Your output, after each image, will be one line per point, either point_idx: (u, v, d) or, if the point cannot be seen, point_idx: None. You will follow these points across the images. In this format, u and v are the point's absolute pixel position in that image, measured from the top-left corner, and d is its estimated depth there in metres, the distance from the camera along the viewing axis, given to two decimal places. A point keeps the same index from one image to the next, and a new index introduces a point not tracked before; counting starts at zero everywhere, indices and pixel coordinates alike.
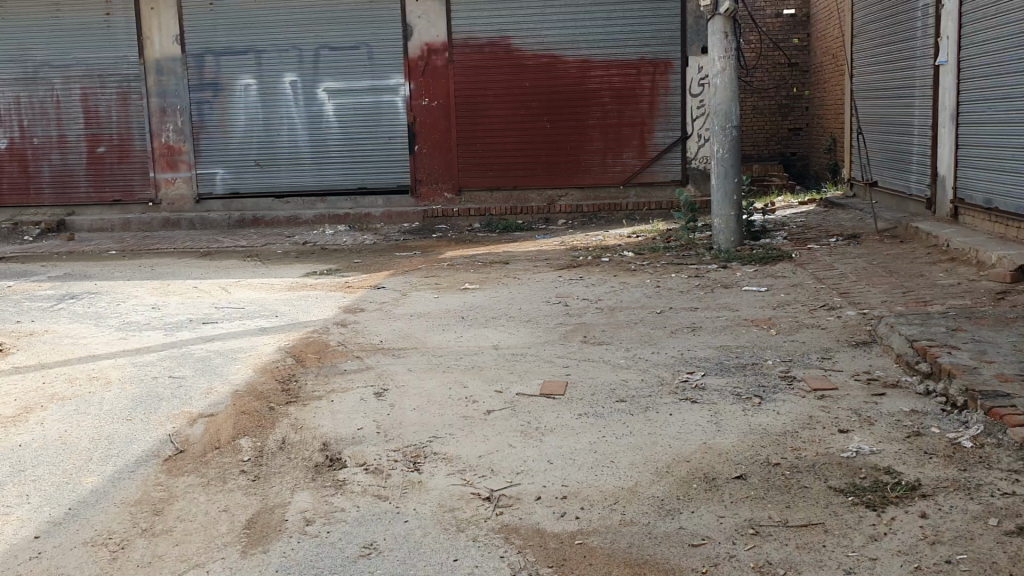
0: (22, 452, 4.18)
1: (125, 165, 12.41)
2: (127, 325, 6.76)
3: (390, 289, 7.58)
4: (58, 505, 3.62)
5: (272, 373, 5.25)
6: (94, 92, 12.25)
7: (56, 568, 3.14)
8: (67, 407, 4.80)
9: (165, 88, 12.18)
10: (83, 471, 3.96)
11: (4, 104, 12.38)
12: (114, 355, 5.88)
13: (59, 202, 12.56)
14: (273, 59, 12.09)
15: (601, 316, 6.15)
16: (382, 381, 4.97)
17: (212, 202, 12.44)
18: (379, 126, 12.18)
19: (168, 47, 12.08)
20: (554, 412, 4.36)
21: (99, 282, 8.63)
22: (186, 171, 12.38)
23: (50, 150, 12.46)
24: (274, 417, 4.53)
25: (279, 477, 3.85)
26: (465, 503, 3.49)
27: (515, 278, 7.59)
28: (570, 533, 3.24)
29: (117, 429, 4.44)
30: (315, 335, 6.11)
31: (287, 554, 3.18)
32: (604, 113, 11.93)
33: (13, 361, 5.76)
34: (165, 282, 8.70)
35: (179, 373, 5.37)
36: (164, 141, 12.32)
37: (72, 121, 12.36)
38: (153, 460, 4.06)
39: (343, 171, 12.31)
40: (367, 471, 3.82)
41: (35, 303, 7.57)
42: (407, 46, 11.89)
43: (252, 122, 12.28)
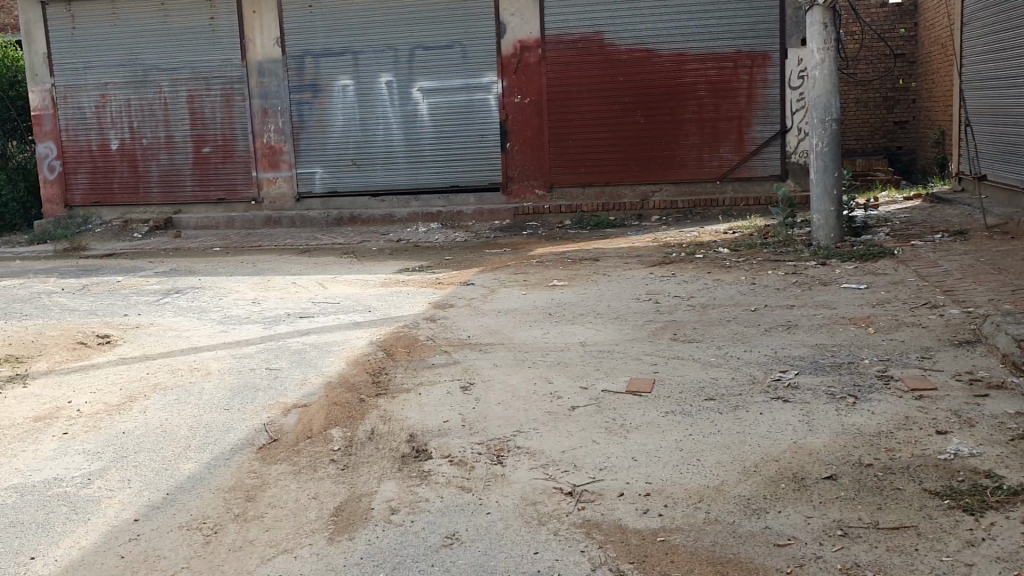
0: (125, 439, 4.36)
1: (228, 165, 12.83)
2: (227, 319, 6.99)
3: (479, 285, 7.63)
4: (157, 490, 3.77)
5: (364, 366, 5.35)
6: (200, 94, 12.70)
7: (153, 550, 3.26)
8: (168, 397, 4.99)
9: (267, 89, 12.54)
10: (182, 458, 4.11)
11: (117, 107, 12.94)
12: (215, 347, 6.08)
13: (166, 201, 13.08)
14: (369, 58, 12.31)
15: (692, 314, 6.06)
16: (469, 375, 5.01)
17: (311, 201, 12.76)
18: (473, 123, 12.28)
19: (269, 49, 12.44)
20: (641, 409, 4.31)
21: (203, 278, 8.94)
22: (286, 170, 12.73)
23: (159, 150, 12.97)
24: (363, 409, 4.61)
25: (367, 466, 3.92)
26: (547, 497, 3.49)
27: (604, 275, 7.54)
28: (652, 530, 3.21)
29: (214, 418, 4.60)
30: (405, 330, 6.20)
31: (373, 542, 3.23)
32: (700, 107, 11.75)
33: (121, 353, 6.02)
34: (265, 277, 8.96)
35: (275, 366, 5.51)
36: (267, 141, 12.69)
37: (179, 121, 12.84)
38: (248, 448, 4.19)
39: (438, 170, 12.45)
40: (452, 463, 3.86)
41: (142, 298, 7.90)
42: (501, 44, 11.96)
43: (349, 122, 12.54)
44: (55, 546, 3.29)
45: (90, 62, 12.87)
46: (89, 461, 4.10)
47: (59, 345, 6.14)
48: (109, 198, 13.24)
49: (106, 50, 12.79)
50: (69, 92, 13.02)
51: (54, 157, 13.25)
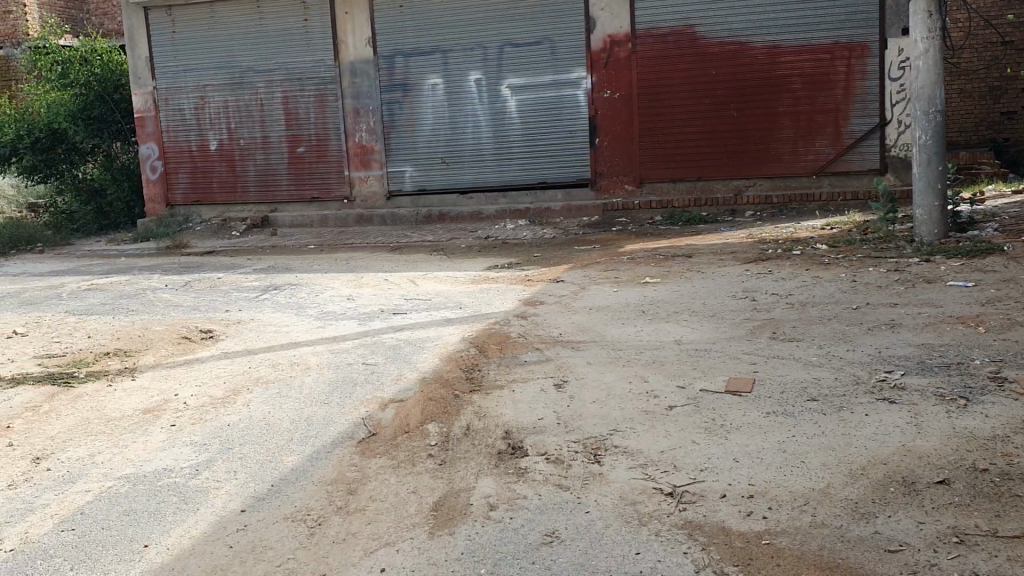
0: (231, 431, 4.48)
1: (322, 164, 13.08)
2: (323, 315, 7.14)
3: (569, 283, 7.60)
4: (262, 481, 3.86)
5: (457, 362, 5.39)
6: (295, 95, 12.98)
7: (261, 541, 3.34)
8: (269, 391, 5.11)
9: (359, 89, 12.75)
10: (285, 450, 4.20)
11: (215, 108, 13.32)
12: (313, 343, 6.20)
13: (262, 200, 13.42)
14: (459, 57, 12.40)
15: (791, 312, 5.93)
16: (562, 372, 5.00)
17: (402, 199, 12.94)
18: (562, 119, 12.25)
19: (361, 49, 12.64)
20: (741, 409, 4.24)
21: (300, 275, 9.14)
22: (378, 169, 12.92)
23: (255, 150, 13.31)
24: (459, 405, 4.64)
25: (465, 462, 3.94)
26: (647, 497, 3.45)
27: (698, 272, 7.43)
28: (756, 533, 3.14)
29: (314, 412, 4.69)
30: (497, 326, 6.22)
31: (473, 537, 3.25)
32: (795, 100, 11.49)
33: (224, 347, 6.19)
34: (359, 274, 9.11)
35: (371, 361, 5.59)
36: (359, 140, 12.90)
37: (274, 122, 13.14)
38: (347, 442, 4.26)
39: (526, 167, 12.46)
40: (548, 461, 3.85)
41: (242, 294, 8.11)
42: (590, 39, 11.91)
43: (439, 120, 12.66)
44: (167, 534, 3.40)
45: (190, 65, 13.29)
46: (197, 452, 4.23)
47: (165, 340, 6.35)
48: (208, 197, 13.64)
49: (205, 53, 13.18)
50: (170, 94, 13.47)
51: (156, 158, 13.72)
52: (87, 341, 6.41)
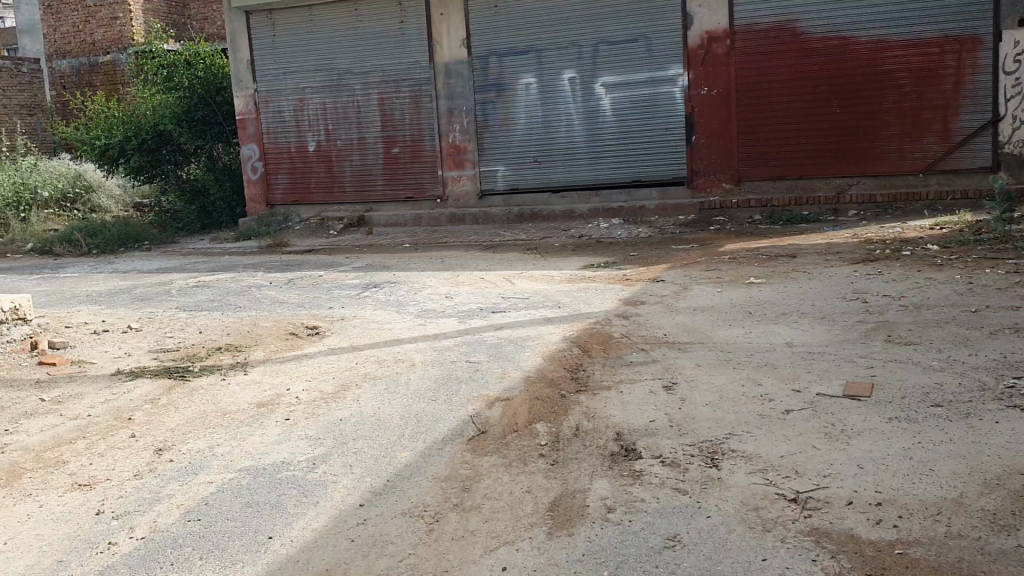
0: (343, 426, 4.55)
1: (416, 164, 13.23)
2: (424, 313, 7.20)
3: (670, 282, 7.50)
4: (378, 476, 3.91)
5: (561, 361, 5.38)
6: (390, 96, 13.16)
7: (381, 535, 3.37)
8: (378, 387, 5.18)
9: (453, 89, 12.85)
10: (397, 446, 4.24)
11: (313, 110, 13.58)
12: (416, 340, 6.26)
13: (358, 199, 13.64)
14: (553, 56, 12.39)
15: (906, 314, 5.74)
16: (671, 373, 4.93)
17: (494, 198, 13.00)
18: (657, 117, 12.13)
19: (455, 50, 12.73)
20: (862, 414, 4.11)
21: (397, 273, 9.25)
22: (471, 168, 13.00)
23: (351, 151, 13.53)
24: (567, 405, 4.62)
25: (577, 463, 3.91)
26: (770, 503, 3.37)
27: (804, 272, 7.27)
28: (888, 542, 3.04)
29: (423, 408, 4.73)
30: (598, 325, 6.19)
31: (593, 539, 3.22)
32: (901, 96, 11.14)
33: (329, 343, 6.30)
34: (455, 273, 9.15)
35: (475, 359, 5.62)
36: (452, 140, 13.00)
37: (370, 123, 13.34)
38: (458, 439, 4.27)
39: (620, 165, 12.38)
40: (664, 463, 3.79)
41: (343, 291, 8.26)
42: (687, 36, 11.76)
43: (532, 119, 12.67)
44: (289, 527, 3.46)
45: (290, 68, 13.59)
46: (313, 446, 4.30)
47: (273, 335, 6.50)
48: (306, 196, 13.92)
49: (305, 55, 13.46)
50: (270, 96, 13.79)
51: (257, 159, 14.06)
52: (198, 335, 6.59)
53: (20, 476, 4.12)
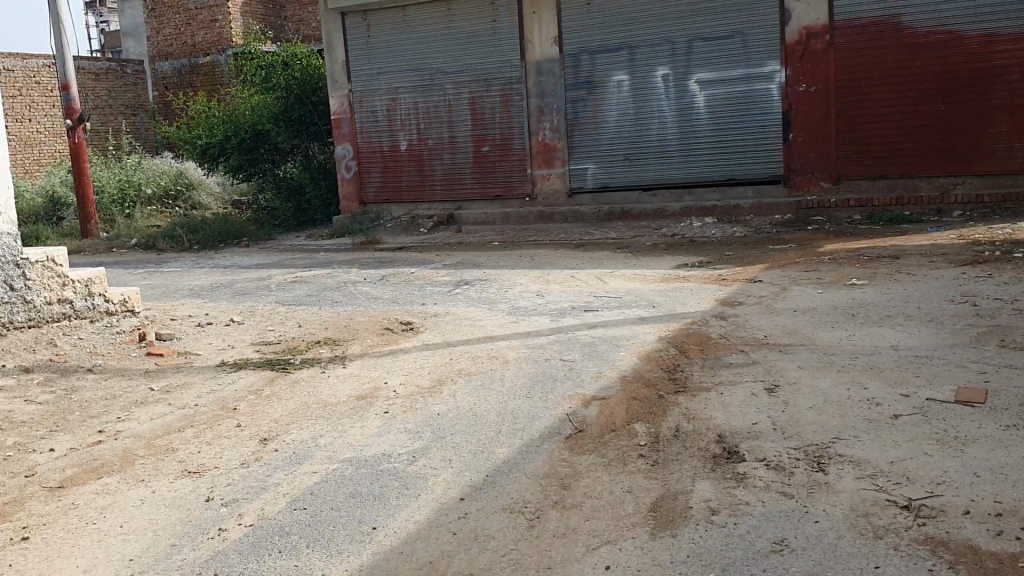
0: (441, 421, 4.59)
1: (506, 162, 13.27)
2: (517, 310, 7.22)
3: (768, 283, 7.36)
4: (478, 471, 3.93)
5: (658, 361, 5.32)
6: (481, 95, 13.24)
7: (483, 530, 3.38)
8: (473, 383, 5.20)
9: (544, 88, 12.86)
10: (495, 442, 4.25)
11: (406, 110, 13.75)
12: (509, 337, 6.28)
13: (448, 197, 13.75)
14: (646, 53, 12.29)
15: (1020, 318, 5.51)
16: (772, 376, 4.83)
17: (584, 196, 12.95)
18: (752, 114, 11.92)
19: (547, 48, 12.74)
20: (976, 421, 3.96)
21: (488, 271, 9.30)
22: (560, 167, 12.99)
23: (442, 150, 13.65)
24: (665, 405, 4.57)
25: (678, 464, 3.86)
26: (881, 509, 3.27)
27: (909, 274, 7.04)
28: (1010, 554, 2.92)
29: (519, 405, 4.74)
30: (695, 325, 6.11)
31: (697, 541, 3.18)
32: (1011, 92, 10.70)
33: (424, 339, 6.36)
34: (545, 271, 9.15)
35: (569, 357, 5.60)
36: (542, 139, 13.01)
37: (461, 122, 13.45)
38: (555, 438, 4.26)
39: (712, 163, 12.21)
40: (768, 467, 3.72)
41: (436, 288, 8.33)
42: (785, 32, 11.55)
43: (624, 116, 12.59)
44: (393, 518, 3.50)
45: (383, 68, 13.80)
46: (411, 440, 4.35)
47: (370, 330, 6.61)
48: (398, 195, 14.09)
49: (398, 55, 13.64)
50: (364, 97, 14.03)
51: (350, 158, 14.30)
52: (297, 329, 6.74)
53: (133, 462, 4.26)
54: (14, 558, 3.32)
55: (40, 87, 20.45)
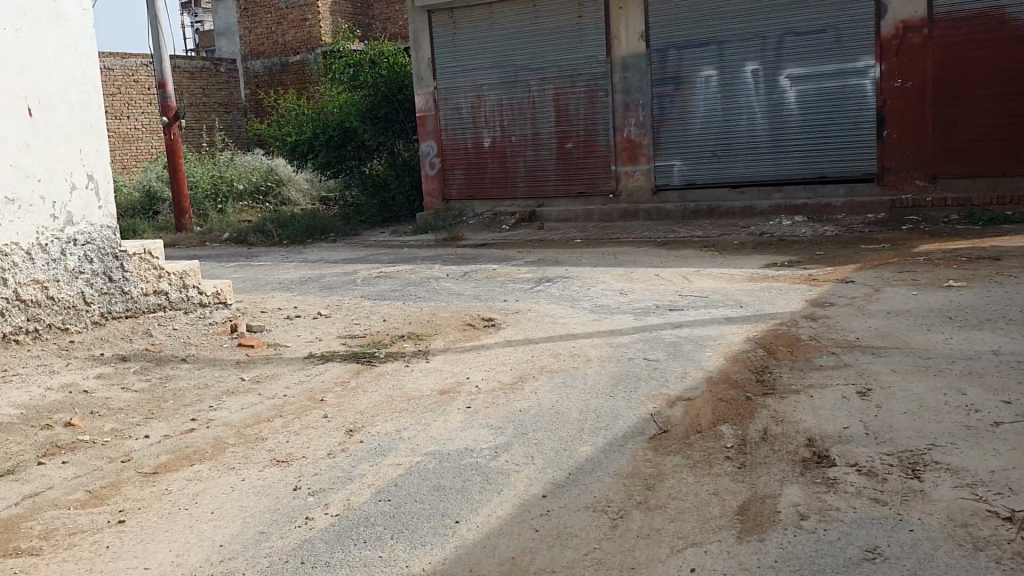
0: (524, 417, 4.59)
1: (590, 159, 13.22)
2: (600, 308, 7.18)
3: (861, 283, 7.17)
4: (560, 468, 3.91)
5: (745, 362, 5.22)
6: (566, 91, 13.21)
7: (566, 527, 3.37)
8: (556, 380, 5.19)
9: (629, 84, 12.76)
10: (578, 440, 4.23)
11: (490, 107, 13.80)
12: (592, 335, 6.24)
13: (531, 193, 13.76)
14: (735, 48, 12.10)
15: None
16: (864, 379, 4.70)
17: (669, 193, 12.80)
18: (845, 110, 11.62)
19: (633, 43, 12.64)
20: None
21: (571, 268, 9.27)
22: (645, 164, 12.87)
23: (526, 146, 13.66)
24: (752, 407, 4.48)
25: (765, 467, 3.78)
26: (981, 520, 3.14)
27: (1010, 276, 6.76)
28: None
29: (603, 404, 4.71)
30: (784, 327, 5.97)
31: (785, 546, 3.11)
32: None
33: (506, 335, 6.38)
34: (629, 269, 9.08)
35: (653, 357, 5.54)
36: (627, 135, 12.91)
37: (545, 118, 13.44)
38: (639, 437, 4.22)
39: (802, 161, 11.94)
40: (859, 472, 3.61)
41: (518, 285, 8.34)
42: (881, 25, 11.22)
43: (711, 113, 12.40)
44: (475, 512, 3.52)
45: (469, 65, 13.87)
46: (494, 435, 4.35)
47: (453, 325, 6.66)
48: (481, 192, 14.16)
49: (483, 52, 13.70)
50: (449, 94, 14.13)
51: (434, 155, 14.40)
52: (382, 323, 6.83)
53: (223, 450, 4.37)
54: (111, 539, 3.43)
55: (139, 85, 21.18)
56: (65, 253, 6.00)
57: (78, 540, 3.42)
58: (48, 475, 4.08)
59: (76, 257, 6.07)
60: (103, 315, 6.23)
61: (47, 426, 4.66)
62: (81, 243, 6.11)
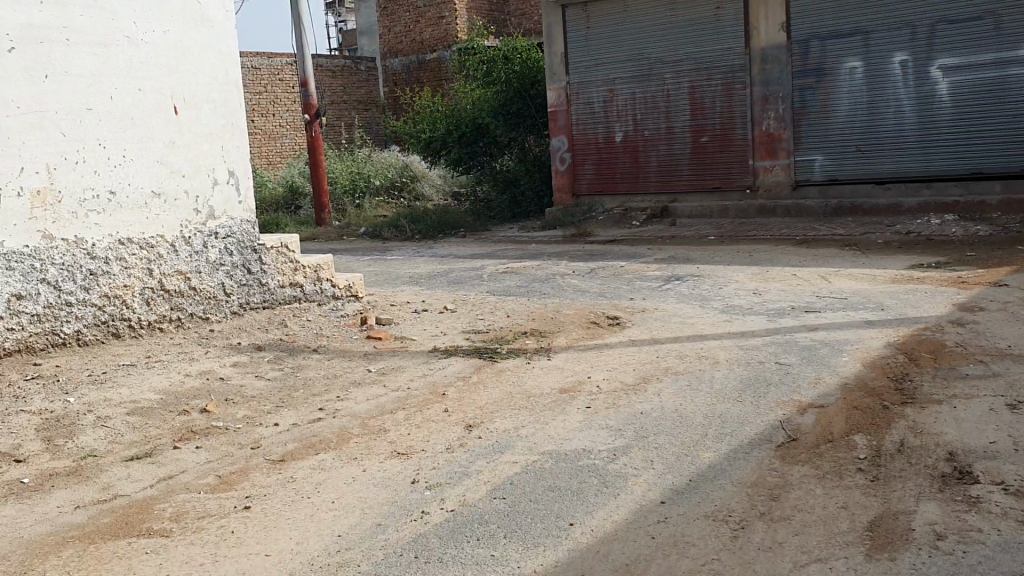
0: (645, 420, 4.48)
1: (726, 154, 12.90)
2: (730, 309, 6.97)
3: (1016, 288, 6.69)
4: (680, 475, 3.79)
5: (883, 370, 4.94)
6: (702, 85, 12.93)
7: (683, 536, 3.26)
8: (680, 382, 5.06)
9: (768, 76, 12.38)
10: (701, 446, 4.10)
11: (623, 101, 13.64)
12: (721, 336, 6.06)
13: (663, 189, 13.53)
14: (882, 38, 11.54)
15: None
16: (1016, 391, 4.36)
17: (809, 189, 12.34)
18: (1004, 101, 10.90)
19: (773, 34, 12.24)
20: None
21: (702, 266, 9.05)
22: (785, 158, 12.45)
23: (659, 140, 13.45)
24: (889, 417, 4.23)
25: (901, 482, 3.56)
26: None
27: None
28: None
29: (729, 409, 4.55)
30: (927, 333, 5.62)
31: (919, 568, 2.91)
32: None
33: (631, 334, 6.28)
34: (763, 268, 8.79)
35: (785, 361, 5.32)
36: (766, 129, 12.53)
37: (679, 112, 13.19)
38: (765, 445, 4.05)
39: (954, 155, 11.28)
40: (1006, 492, 3.35)
41: (647, 283, 8.20)
42: None
43: (855, 105, 11.87)
44: (590, 516, 3.45)
45: (602, 59, 13.75)
46: (614, 437, 4.27)
47: (577, 323, 6.60)
48: (612, 187, 14.02)
49: (617, 46, 13.56)
50: (582, 89, 14.05)
51: (565, 150, 14.34)
52: (507, 319, 6.83)
53: (348, 440, 4.45)
54: (236, 524, 3.54)
55: (284, 83, 22.00)
56: (207, 246, 6.28)
57: (206, 524, 3.55)
58: (182, 459, 4.26)
59: (217, 250, 6.34)
60: (242, 305, 6.47)
61: (184, 412, 4.87)
62: (222, 237, 6.39)
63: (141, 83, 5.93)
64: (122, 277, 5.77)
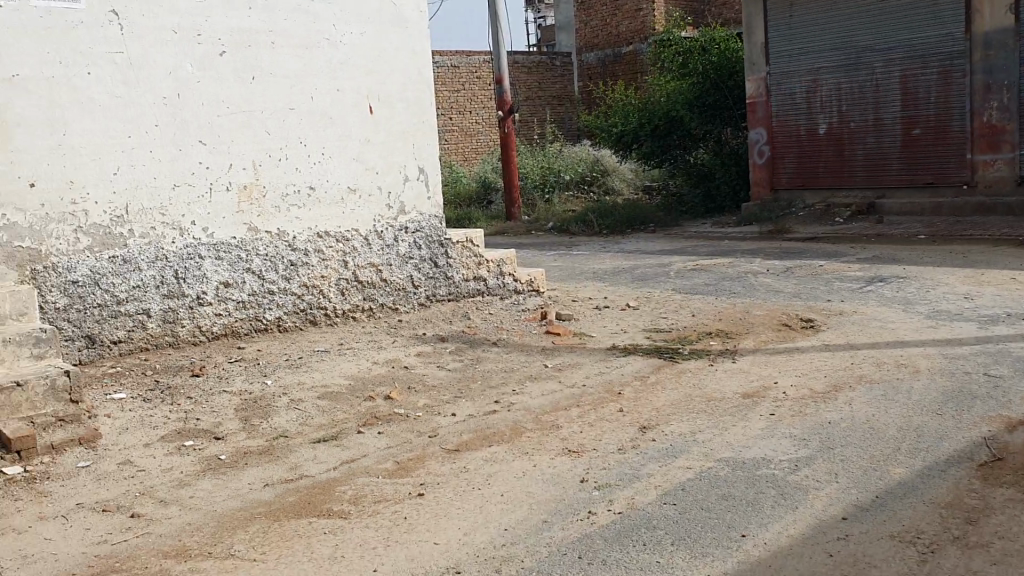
0: (832, 430, 4.24)
1: (940, 147, 12.05)
2: (936, 314, 6.49)
3: None
4: (866, 490, 3.56)
5: None
6: (915, 73, 12.12)
7: (865, 555, 3.06)
8: (875, 391, 4.76)
9: (992, 63, 11.49)
10: (891, 460, 3.83)
11: (828, 91, 13.01)
12: (924, 344, 5.65)
13: (870, 184, 12.80)
14: None
15: None
16: None
17: None
18: None
19: (999, 17, 11.36)
20: None
21: (908, 267, 8.48)
22: (1009, 151, 11.48)
23: (866, 132, 12.74)
24: None
25: None
26: None
27: None
28: None
29: (926, 422, 4.22)
30: None
31: None
32: None
33: (824, 338, 5.97)
34: (978, 270, 8.13)
35: (995, 373, 4.88)
36: (987, 120, 11.63)
37: (889, 103, 12.44)
38: (964, 463, 3.74)
39: None
40: None
41: (845, 284, 7.78)
42: None
43: None
44: (765, 528, 3.30)
45: (805, 49, 13.17)
46: (797, 447, 4.07)
47: (767, 325, 6.35)
48: (814, 182, 13.41)
49: (821, 34, 12.94)
50: (783, 79, 13.52)
51: (764, 143, 13.85)
52: (691, 318, 6.68)
53: (521, 434, 4.48)
54: (409, 511, 3.64)
55: (481, 80, 22.52)
56: (398, 240, 6.52)
57: (381, 509, 3.67)
58: (364, 444, 4.44)
59: (407, 244, 6.57)
60: (429, 298, 6.67)
61: (370, 398, 5.08)
62: (411, 232, 6.60)
63: (340, 83, 6.23)
64: (320, 268, 6.11)
